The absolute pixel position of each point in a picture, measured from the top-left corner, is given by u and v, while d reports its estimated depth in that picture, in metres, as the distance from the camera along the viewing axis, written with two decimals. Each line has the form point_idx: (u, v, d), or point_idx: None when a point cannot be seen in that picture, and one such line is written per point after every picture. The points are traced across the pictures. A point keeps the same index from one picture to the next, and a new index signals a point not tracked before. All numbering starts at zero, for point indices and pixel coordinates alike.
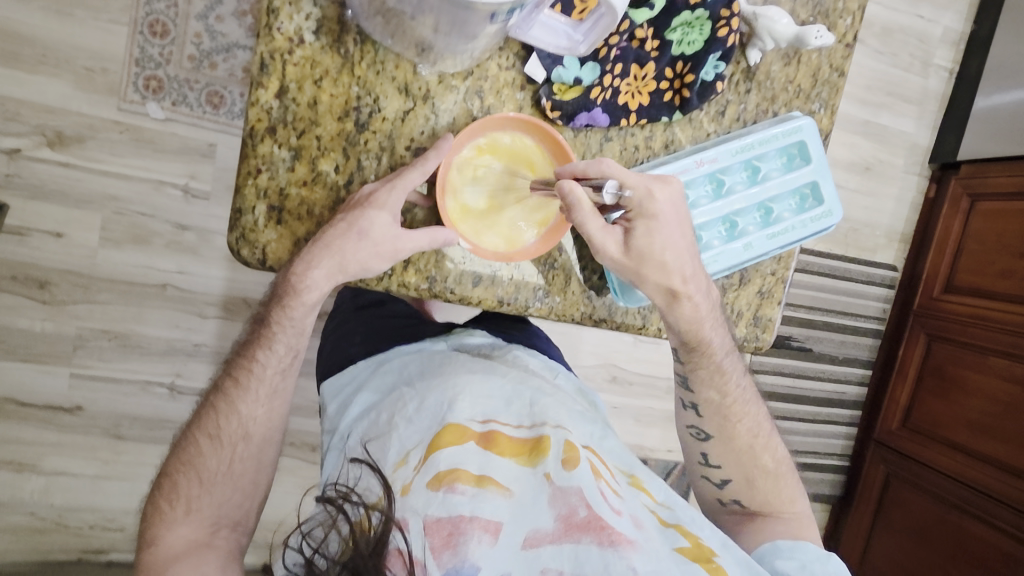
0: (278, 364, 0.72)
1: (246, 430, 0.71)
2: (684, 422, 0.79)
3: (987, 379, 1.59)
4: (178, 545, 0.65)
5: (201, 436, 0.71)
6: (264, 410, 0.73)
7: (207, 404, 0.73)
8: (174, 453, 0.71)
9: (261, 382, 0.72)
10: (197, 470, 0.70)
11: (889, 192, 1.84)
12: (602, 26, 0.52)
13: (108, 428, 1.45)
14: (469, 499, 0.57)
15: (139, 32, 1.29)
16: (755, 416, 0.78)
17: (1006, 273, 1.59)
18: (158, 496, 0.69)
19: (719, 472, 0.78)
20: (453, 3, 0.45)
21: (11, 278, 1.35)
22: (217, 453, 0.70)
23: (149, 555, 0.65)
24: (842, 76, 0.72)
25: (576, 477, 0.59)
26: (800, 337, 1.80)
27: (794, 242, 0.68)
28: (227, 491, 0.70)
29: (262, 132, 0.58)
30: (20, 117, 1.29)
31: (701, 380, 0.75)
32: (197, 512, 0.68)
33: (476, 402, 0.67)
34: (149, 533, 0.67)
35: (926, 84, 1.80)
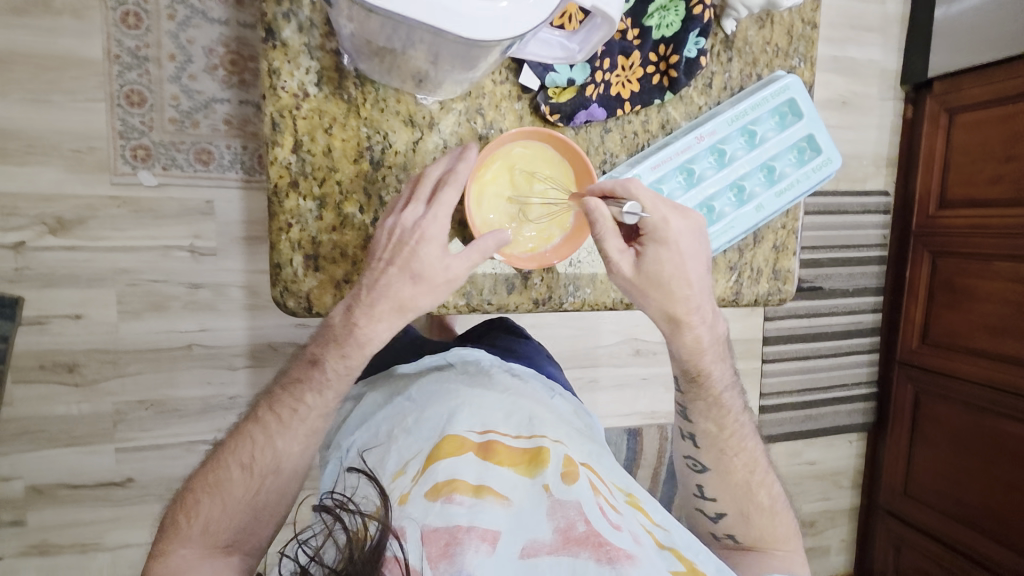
0: (319, 407, 0.69)
1: (278, 467, 0.68)
2: (682, 452, 0.81)
3: (997, 283, 1.63)
4: (187, 565, 0.65)
5: (233, 463, 0.68)
6: (298, 449, 0.69)
7: (244, 429, 0.69)
8: (203, 469, 0.70)
9: (302, 423, 0.69)
10: (221, 495, 0.67)
11: (868, 121, 1.87)
12: (595, 38, 0.54)
13: (162, 493, 1.48)
14: (466, 508, 0.58)
15: (117, 105, 1.30)
16: (751, 457, 0.79)
17: (996, 178, 1.63)
18: (181, 505, 0.68)
19: (714, 504, 0.79)
20: (465, 44, 0.49)
21: (40, 367, 1.37)
22: (244, 483, 0.67)
23: (161, 566, 0.65)
24: (816, 28, 0.74)
25: (574, 491, 0.60)
26: (809, 278, 1.85)
27: (801, 195, 0.70)
28: (244, 520, 0.68)
29: (285, 188, 0.60)
30: (18, 210, 1.31)
31: (700, 411, 0.78)
32: (212, 535, 0.67)
33: (476, 414, 0.69)
34: (163, 544, 0.67)
35: (885, 9, 1.83)
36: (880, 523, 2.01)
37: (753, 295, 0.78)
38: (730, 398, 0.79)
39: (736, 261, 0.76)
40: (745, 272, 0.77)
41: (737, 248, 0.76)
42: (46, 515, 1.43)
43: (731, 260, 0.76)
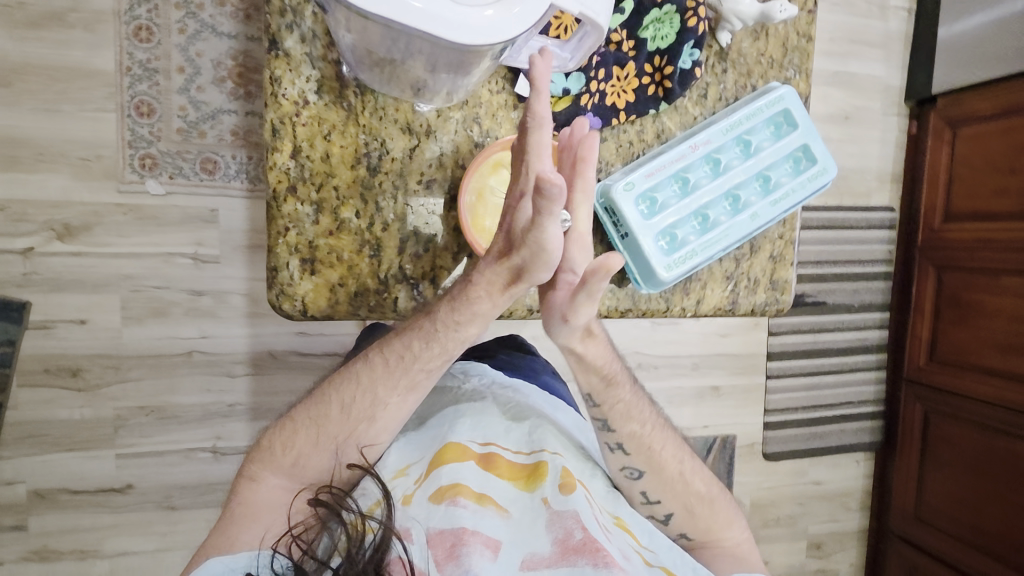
0: (427, 362, 0.67)
1: (372, 413, 0.68)
2: (615, 465, 0.76)
3: (1003, 299, 1.62)
4: (272, 497, 0.66)
5: (335, 400, 0.69)
6: (399, 400, 0.68)
7: (352, 371, 0.70)
8: (305, 401, 0.70)
9: (405, 373, 0.67)
10: (319, 430, 0.68)
11: (870, 136, 1.88)
12: (588, 45, 0.57)
13: (160, 500, 1.48)
14: (471, 513, 0.61)
15: (127, 115, 1.33)
16: (677, 453, 0.77)
17: (1000, 191, 1.62)
18: (278, 431, 0.69)
19: (661, 507, 0.76)
20: (453, 50, 0.49)
21: (44, 372, 1.39)
22: (342, 422, 0.68)
23: (247, 491, 0.66)
24: (810, 41, 0.75)
25: (572, 500, 0.63)
26: (812, 293, 1.85)
27: (796, 205, 0.69)
28: (329, 459, 0.68)
29: (284, 193, 0.61)
30: (27, 216, 1.33)
31: (619, 416, 0.75)
32: (300, 469, 0.67)
33: (477, 426, 0.72)
34: (253, 468, 0.68)
35: (886, 26, 1.85)
36: (892, 547, 1.97)
37: (749, 305, 0.77)
38: (631, 399, 0.76)
39: (732, 269, 0.76)
40: (741, 282, 0.76)
41: (733, 258, 0.75)
42: (46, 520, 1.43)
43: (727, 269, 0.76)
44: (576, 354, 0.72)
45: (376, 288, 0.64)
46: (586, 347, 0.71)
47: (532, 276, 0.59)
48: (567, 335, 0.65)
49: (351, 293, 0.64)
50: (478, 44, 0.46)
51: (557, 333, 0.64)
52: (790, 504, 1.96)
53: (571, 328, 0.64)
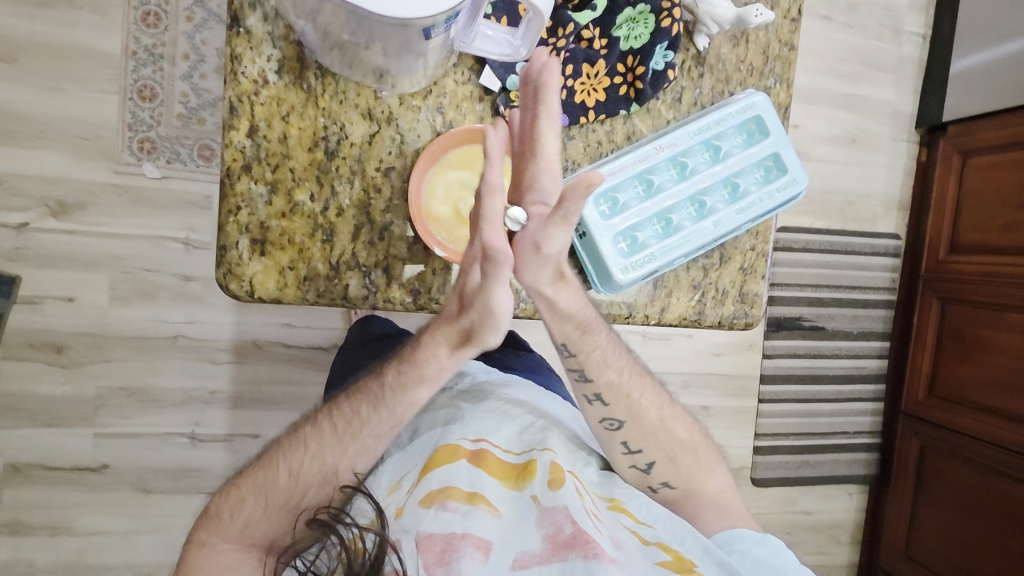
0: (377, 428, 0.67)
1: (322, 479, 0.66)
2: (594, 418, 0.74)
3: (1007, 335, 1.57)
4: (220, 564, 0.64)
5: (281, 466, 0.67)
6: (349, 465, 0.67)
7: (298, 436, 0.69)
8: (253, 466, 0.69)
9: (354, 438, 0.67)
10: (265, 496, 0.66)
11: (878, 161, 1.84)
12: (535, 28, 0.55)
13: (135, 483, 1.48)
14: (460, 516, 0.58)
15: (128, 97, 1.35)
16: (654, 401, 0.76)
17: (1007, 226, 1.58)
18: (225, 497, 0.68)
19: (642, 456, 0.74)
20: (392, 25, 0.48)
21: (29, 346, 1.40)
22: (290, 488, 0.66)
23: (197, 557, 0.65)
24: (794, 50, 0.73)
25: (561, 496, 0.60)
26: (811, 316, 1.81)
27: (763, 214, 0.68)
28: (280, 524, 0.66)
29: (238, 171, 0.61)
30: (24, 191, 1.35)
31: (597, 364, 0.71)
32: (249, 534, 0.65)
33: (468, 423, 0.69)
34: (202, 534, 0.66)
35: (900, 51, 1.82)
36: None
37: (716, 316, 0.75)
38: (608, 347, 0.72)
39: (699, 279, 0.74)
40: (709, 292, 0.75)
41: (700, 267, 0.74)
42: (20, 494, 1.44)
43: (694, 278, 0.74)
44: (547, 299, 0.64)
45: (327, 273, 0.63)
46: (558, 291, 0.63)
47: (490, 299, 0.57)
48: (536, 266, 0.60)
49: (300, 277, 0.63)
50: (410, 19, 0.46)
51: (528, 267, 0.60)
52: (778, 533, 1.91)
53: (543, 259, 0.59)
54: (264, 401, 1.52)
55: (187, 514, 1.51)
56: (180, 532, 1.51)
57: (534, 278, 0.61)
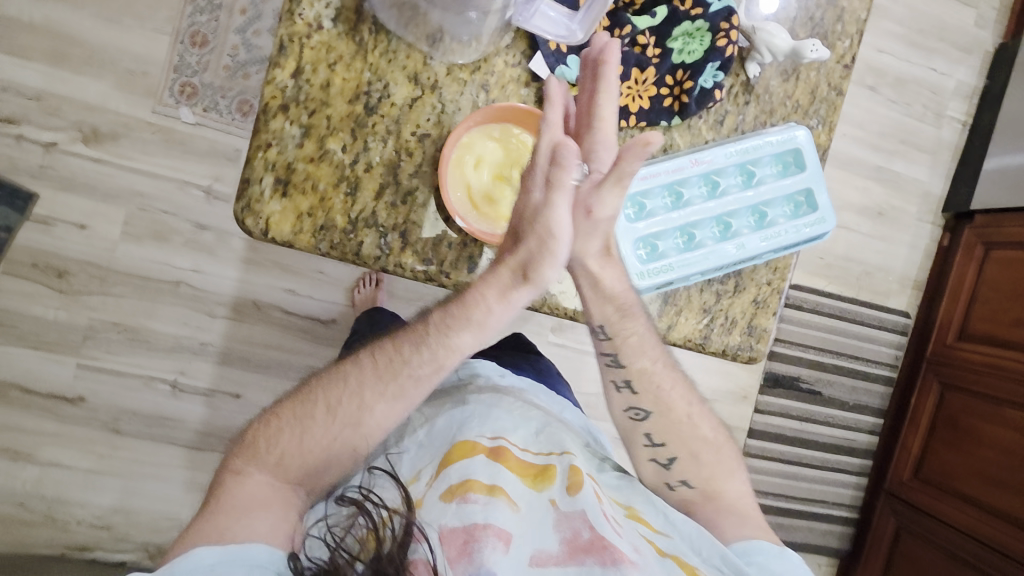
0: (417, 370, 0.65)
1: (358, 419, 0.63)
2: (621, 406, 0.74)
3: (1000, 429, 1.54)
4: (257, 494, 0.59)
5: (320, 402, 0.65)
6: (386, 407, 0.64)
7: (337, 371, 0.67)
8: (291, 398, 0.66)
9: (395, 379, 0.64)
10: (303, 431, 0.63)
11: (901, 238, 1.84)
12: (598, 9, 0.57)
13: (107, 421, 1.45)
14: (481, 507, 0.58)
15: (180, 41, 1.37)
16: (685, 395, 0.75)
17: (1019, 321, 1.56)
18: (262, 427, 0.64)
19: (665, 450, 0.73)
20: None
21: (32, 265, 1.38)
22: (326, 424, 0.63)
23: (230, 484, 0.60)
24: (841, 95, 0.73)
25: (580, 501, 0.60)
26: (809, 379, 1.79)
27: (786, 246, 0.68)
28: (316, 463, 0.62)
29: (275, 108, 0.61)
30: (60, 113, 1.36)
31: (633, 352, 0.70)
32: (284, 468, 0.62)
33: (487, 420, 0.68)
34: (237, 461, 0.62)
35: (940, 135, 1.83)
36: None
37: (721, 344, 0.73)
38: (646, 333, 0.70)
39: (711, 303, 0.73)
40: (719, 318, 0.73)
41: (714, 291, 0.73)
42: None
43: (705, 301, 0.73)
44: (591, 275, 0.65)
45: (344, 226, 0.63)
46: (603, 267, 0.65)
47: (541, 273, 0.60)
48: (585, 234, 0.64)
49: (317, 226, 0.63)
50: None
51: (580, 232, 0.64)
52: None
53: (594, 224, 0.63)
54: (251, 362, 1.49)
55: (152, 463, 1.47)
56: (141, 479, 1.47)
57: (583, 245, 0.64)
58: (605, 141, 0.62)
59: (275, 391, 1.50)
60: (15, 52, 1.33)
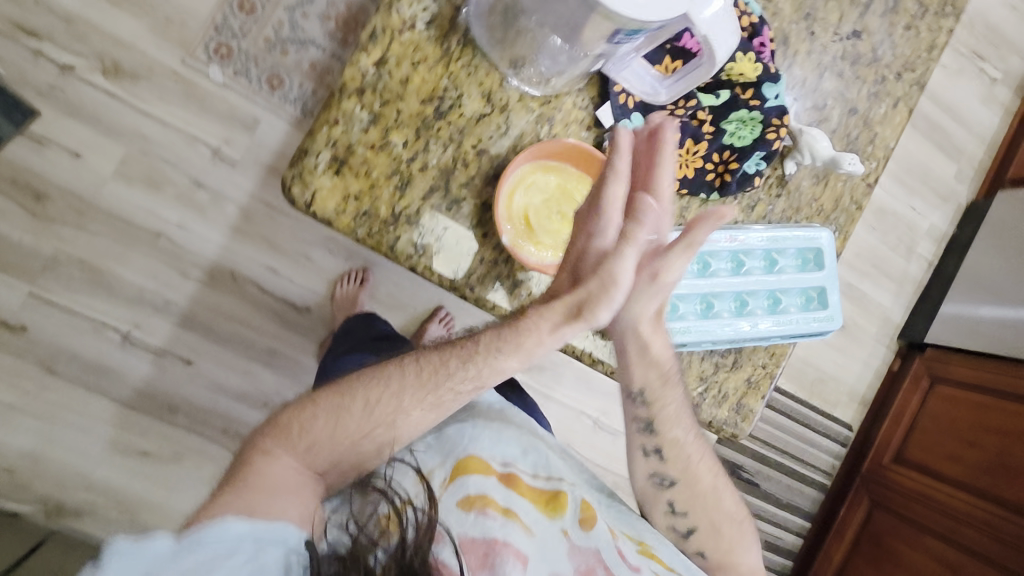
0: (459, 385, 0.65)
1: (393, 421, 0.63)
2: (645, 471, 0.75)
3: (918, 554, 1.62)
4: (286, 477, 0.59)
5: (359, 396, 0.65)
6: (421, 414, 0.64)
7: (381, 370, 0.66)
8: (329, 386, 0.66)
9: (436, 389, 0.65)
10: (338, 421, 0.63)
11: (859, 354, 1.94)
12: (695, 75, 0.62)
13: (42, 360, 1.34)
14: (499, 524, 0.60)
15: (228, 2, 1.34)
16: (710, 467, 0.76)
17: (953, 456, 1.66)
18: (296, 411, 0.64)
19: (684, 520, 0.74)
20: (584, 6, 0.48)
21: (10, 181, 1.30)
22: (362, 419, 0.63)
23: (258, 464, 0.60)
24: (859, 209, 0.79)
25: (593, 538, 0.65)
26: (752, 468, 1.84)
27: (792, 335, 0.72)
28: (342, 453, 0.63)
29: (350, 90, 0.62)
30: (86, 38, 1.30)
31: (667, 419, 0.72)
32: (312, 454, 0.62)
33: (500, 442, 0.69)
34: (267, 442, 0.61)
35: (908, 268, 1.97)
36: None
37: (709, 416, 0.76)
38: (681, 404, 0.73)
39: (708, 372, 0.76)
40: (712, 390, 0.76)
41: (714, 362, 0.76)
42: None
43: (704, 370, 0.76)
44: (641, 340, 0.68)
45: (387, 217, 0.63)
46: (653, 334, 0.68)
47: (594, 313, 0.62)
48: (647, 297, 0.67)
49: (360, 211, 0.63)
50: (624, 12, 0.45)
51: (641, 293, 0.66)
52: None
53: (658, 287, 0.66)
54: (213, 333, 1.41)
55: (78, 413, 1.36)
56: (61, 431, 1.35)
57: (640, 309, 0.67)
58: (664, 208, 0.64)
59: (230, 367, 1.42)
60: None
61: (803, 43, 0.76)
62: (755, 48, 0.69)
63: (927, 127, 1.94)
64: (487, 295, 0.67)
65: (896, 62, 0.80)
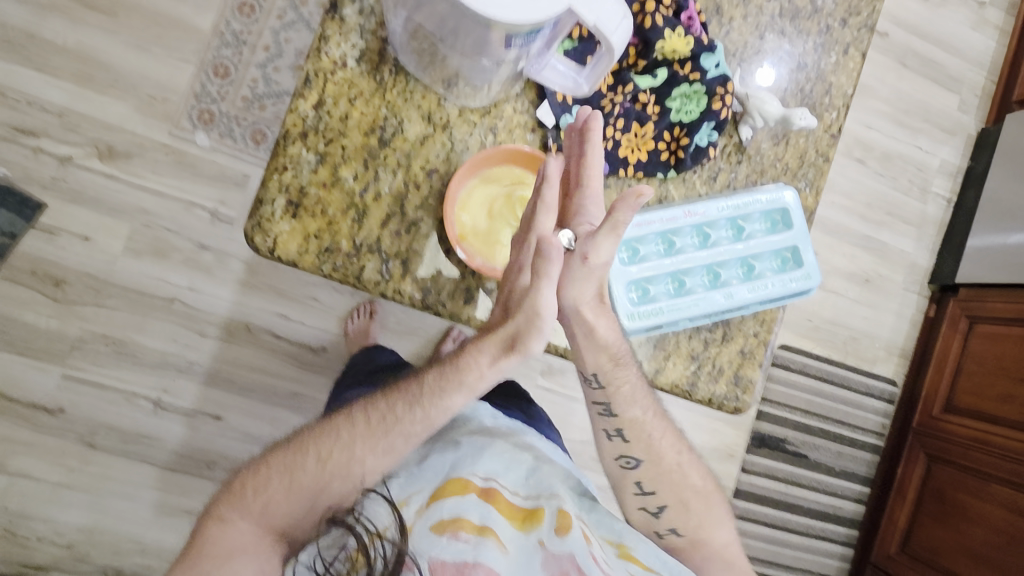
0: (407, 427, 0.69)
1: (349, 471, 0.68)
2: (612, 454, 0.76)
3: (988, 505, 1.52)
4: (240, 541, 0.64)
5: (313, 453, 0.70)
6: (374, 461, 0.69)
7: (332, 426, 0.71)
8: (283, 447, 0.71)
9: (387, 436, 0.69)
10: (292, 479, 0.68)
11: (888, 306, 1.87)
12: (600, 67, 0.60)
13: (83, 435, 1.40)
14: (472, 545, 0.59)
15: (204, 71, 1.41)
16: (673, 444, 0.77)
17: (1006, 397, 1.56)
18: (251, 475, 0.69)
19: (654, 499, 0.75)
20: (475, 22, 0.49)
21: (29, 273, 1.38)
22: (316, 473, 0.68)
23: (213, 532, 0.65)
24: (828, 161, 0.77)
25: (568, 543, 0.61)
26: (796, 441, 1.78)
27: (772, 298, 0.72)
28: (304, 507, 0.68)
29: (294, 136, 0.64)
30: (79, 128, 1.38)
31: (624, 400, 0.73)
32: (269, 515, 0.67)
33: (481, 460, 0.69)
34: (223, 509, 0.67)
35: (925, 209, 1.90)
36: None
37: (708, 393, 0.75)
38: (637, 383, 0.73)
39: (697, 350, 0.75)
40: (706, 365, 0.75)
41: (703, 340, 0.75)
42: None
43: (694, 348, 0.75)
44: (585, 324, 0.68)
45: (348, 250, 0.65)
46: (597, 317, 0.68)
47: (526, 344, 0.64)
48: (580, 280, 0.67)
49: (322, 248, 0.65)
50: (507, 21, 0.46)
51: (574, 278, 0.67)
52: None
53: (589, 269, 0.66)
54: (237, 385, 1.46)
55: (122, 481, 1.42)
56: (110, 499, 1.41)
57: (578, 293, 0.68)
58: (595, 198, 0.66)
59: (258, 416, 1.46)
60: (43, 68, 1.37)
61: (737, 9, 0.75)
62: (683, 23, 0.70)
63: (919, 63, 1.87)
64: (462, 309, 0.69)
65: (838, 9, 0.78)
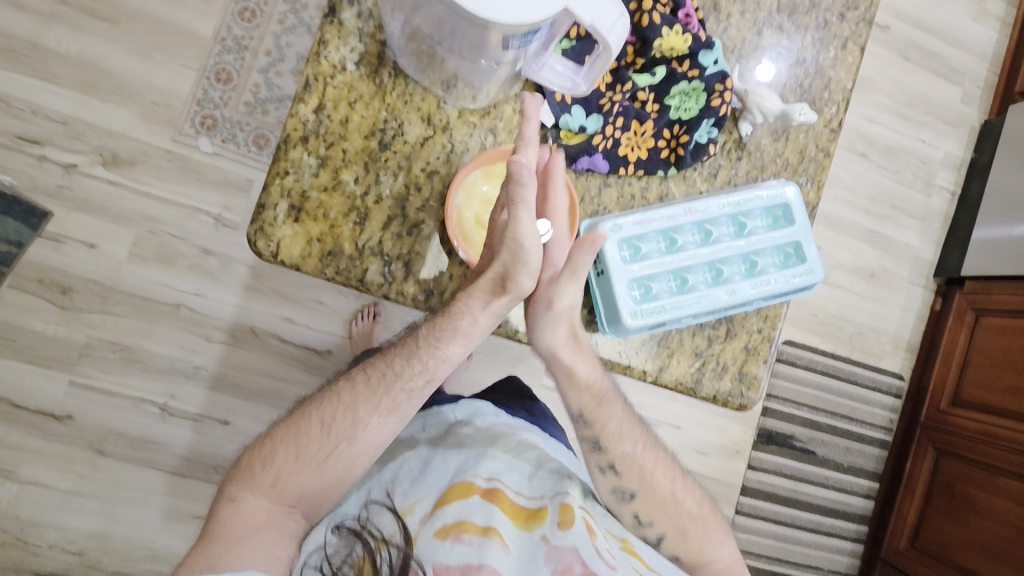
0: (409, 382, 0.70)
1: (353, 434, 0.68)
2: (608, 488, 0.75)
3: (995, 498, 1.51)
4: (255, 517, 0.65)
5: (316, 418, 0.70)
6: (378, 421, 0.69)
7: (331, 391, 0.71)
8: (285, 421, 0.71)
9: (387, 393, 0.70)
10: (298, 448, 0.69)
11: (894, 300, 1.87)
12: (598, 67, 0.60)
13: (92, 441, 1.41)
14: (475, 548, 0.60)
15: (206, 77, 1.41)
16: (668, 472, 0.77)
17: (1012, 390, 1.54)
18: (258, 451, 0.70)
19: (652, 529, 0.75)
20: (471, 23, 0.49)
21: (37, 281, 1.39)
22: (321, 440, 0.68)
23: (227, 512, 0.66)
24: (829, 155, 0.77)
25: (571, 536, 0.62)
26: (803, 437, 1.78)
27: (775, 294, 0.72)
28: (314, 475, 0.68)
29: (295, 140, 0.65)
30: (83, 136, 1.39)
31: (610, 436, 0.75)
32: (280, 488, 0.67)
33: (484, 462, 0.70)
34: (233, 488, 0.67)
35: (929, 202, 1.89)
36: None
37: (712, 389, 0.75)
38: (622, 420, 0.76)
39: (701, 347, 0.75)
40: (710, 363, 0.75)
41: (706, 337, 0.75)
42: None
43: (697, 345, 0.75)
44: (564, 364, 0.71)
45: (351, 253, 0.66)
46: (574, 356, 0.71)
47: (517, 282, 0.62)
48: (550, 326, 0.69)
49: (325, 251, 0.65)
50: (504, 22, 0.46)
51: (544, 327, 0.69)
52: None
53: (554, 316, 0.68)
54: (244, 389, 1.47)
55: (132, 486, 1.43)
56: (120, 504, 1.42)
57: (551, 337, 0.70)
58: (560, 238, 0.68)
59: (265, 419, 1.47)
60: (47, 77, 1.38)
61: (735, 4, 0.75)
62: (681, 20, 0.70)
63: (921, 55, 1.86)
64: None
65: (837, 2, 0.78)
